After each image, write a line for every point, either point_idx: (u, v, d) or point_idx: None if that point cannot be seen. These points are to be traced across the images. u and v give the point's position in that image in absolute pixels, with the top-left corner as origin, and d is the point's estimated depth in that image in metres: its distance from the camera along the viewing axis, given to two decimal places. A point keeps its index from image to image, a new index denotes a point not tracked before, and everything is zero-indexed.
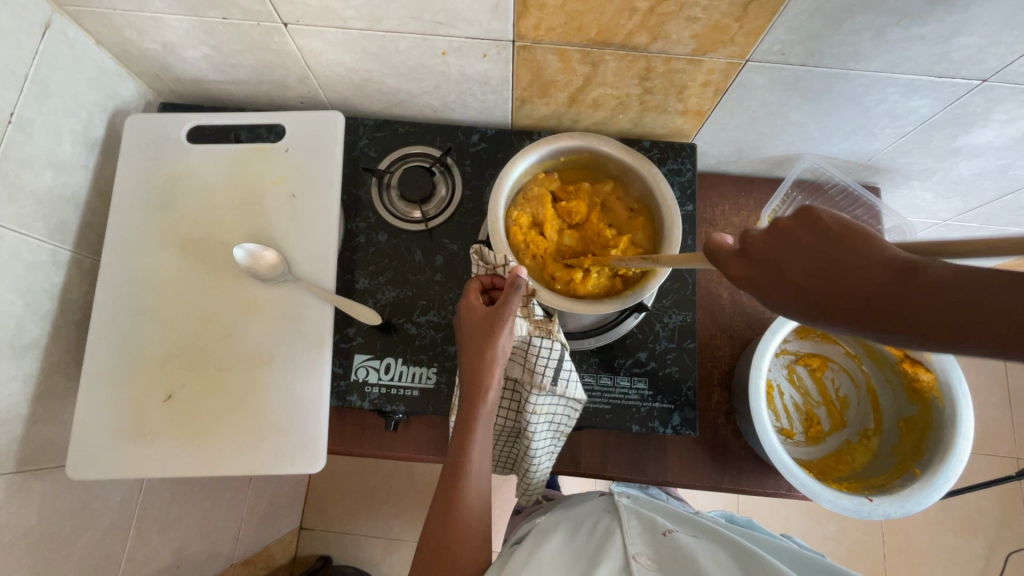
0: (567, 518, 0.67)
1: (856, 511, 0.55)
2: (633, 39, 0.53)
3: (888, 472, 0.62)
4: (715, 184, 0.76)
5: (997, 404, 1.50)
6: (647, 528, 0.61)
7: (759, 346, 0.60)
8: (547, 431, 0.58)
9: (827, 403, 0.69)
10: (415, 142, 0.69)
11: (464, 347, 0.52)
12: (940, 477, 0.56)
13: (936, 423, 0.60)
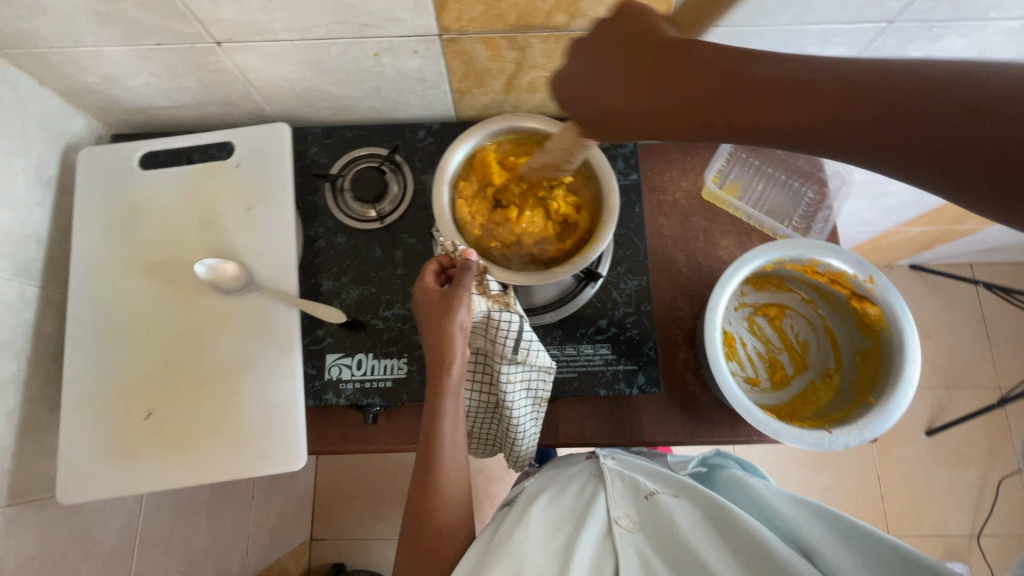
0: (551, 481, 0.64)
1: (818, 445, 0.58)
2: (553, 20, 0.55)
3: (850, 405, 0.65)
4: (661, 153, 0.79)
5: (975, 337, 1.54)
6: (630, 488, 0.59)
7: (712, 299, 0.62)
8: (523, 399, 0.60)
9: (788, 347, 0.72)
10: (363, 144, 0.71)
11: (425, 328, 0.54)
12: (895, 402, 0.59)
13: (888, 352, 0.62)
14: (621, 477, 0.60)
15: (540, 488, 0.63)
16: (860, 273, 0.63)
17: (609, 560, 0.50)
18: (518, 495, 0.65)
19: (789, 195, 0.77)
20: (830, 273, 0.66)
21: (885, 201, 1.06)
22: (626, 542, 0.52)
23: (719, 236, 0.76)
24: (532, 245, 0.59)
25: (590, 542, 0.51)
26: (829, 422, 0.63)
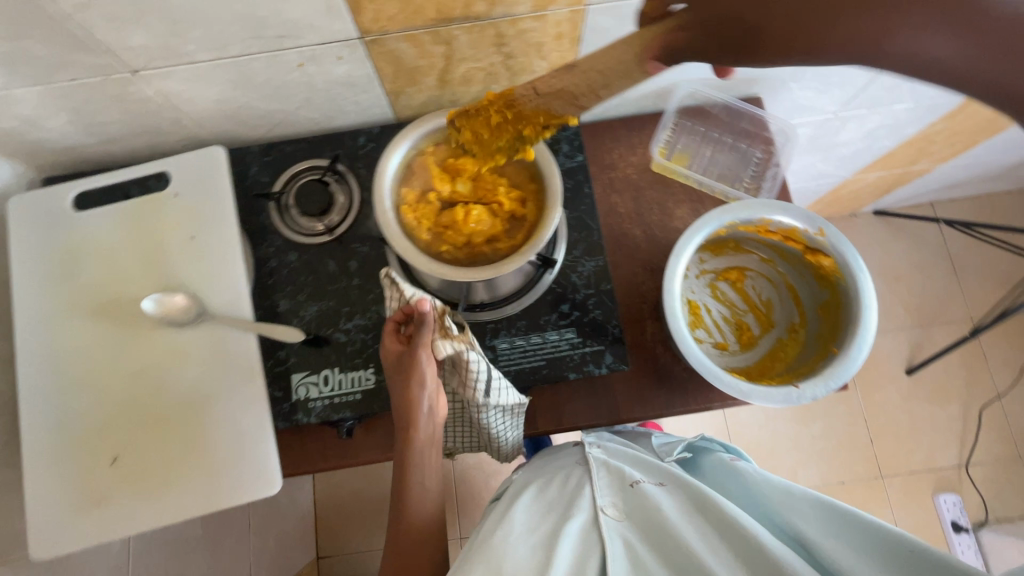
0: (538, 474, 0.69)
1: (787, 401, 0.59)
2: (472, 10, 0.55)
3: (816, 357, 0.66)
4: (607, 131, 0.78)
5: (944, 274, 1.57)
6: (615, 479, 0.64)
7: (668, 270, 0.62)
8: (502, 422, 0.61)
9: (752, 308, 0.73)
10: (304, 157, 0.69)
11: (391, 382, 0.56)
12: (856, 348, 0.60)
13: (846, 301, 0.64)
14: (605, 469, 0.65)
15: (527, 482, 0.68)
16: (810, 227, 0.64)
17: (593, 548, 0.57)
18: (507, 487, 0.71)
19: (736, 157, 0.78)
20: (783, 231, 0.67)
21: (838, 151, 1.08)
22: (610, 530, 0.59)
23: (674, 206, 0.76)
24: (483, 243, 0.58)
25: (574, 534, 0.58)
26: (798, 377, 0.64)
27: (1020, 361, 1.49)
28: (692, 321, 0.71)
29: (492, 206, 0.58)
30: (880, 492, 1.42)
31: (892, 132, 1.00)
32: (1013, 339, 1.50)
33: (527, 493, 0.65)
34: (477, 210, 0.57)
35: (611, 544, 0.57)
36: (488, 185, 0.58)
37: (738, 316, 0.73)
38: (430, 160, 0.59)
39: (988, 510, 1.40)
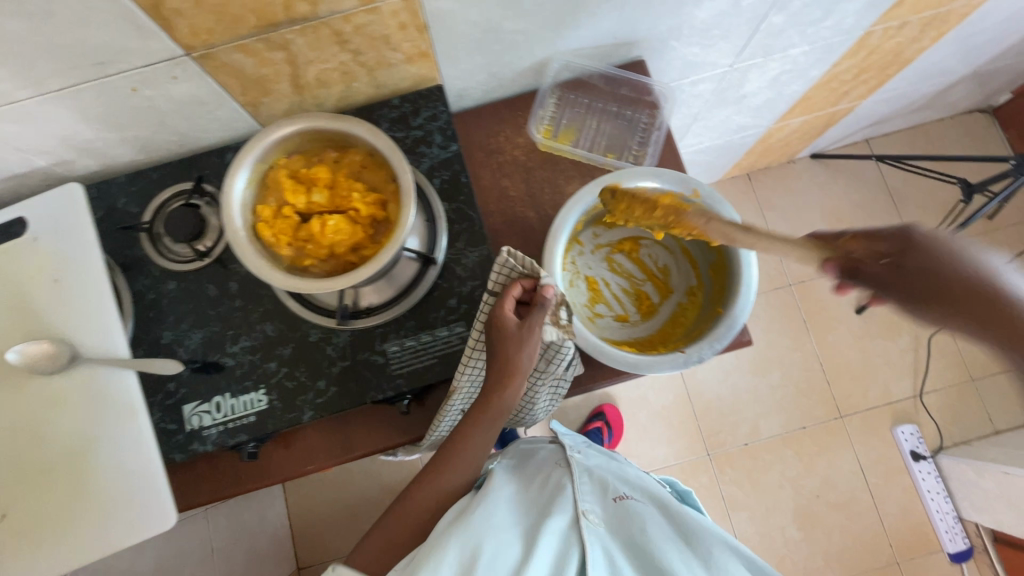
0: (521, 466, 0.77)
1: (670, 365, 0.60)
2: (296, 11, 0.52)
3: (708, 318, 0.67)
4: (492, 114, 0.77)
5: (886, 209, 1.58)
6: (597, 487, 0.72)
7: (546, 253, 0.64)
8: (546, 397, 0.68)
9: (649, 277, 0.74)
10: (173, 182, 0.67)
11: (490, 348, 0.57)
12: (735, 307, 0.62)
13: (727, 259, 0.64)
14: (590, 475, 0.74)
15: (508, 472, 0.75)
16: (681, 191, 0.65)
17: (575, 546, 0.64)
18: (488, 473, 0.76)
19: (622, 125, 0.77)
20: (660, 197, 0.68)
21: (748, 101, 1.06)
22: (591, 533, 0.65)
23: (564, 184, 0.75)
24: (346, 252, 0.57)
25: (561, 532, 0.64)
26: (691, 338, 0.66)
27: None
28: (592, 298, 0.73)
29: (350, 213, 0.56)
30: (840, 431, 1.45)
31: (795, 76, 0.99)
32: None
33: (512, 484, 0.71)
34: (332, 219, 0.56)
35: (591, 544, 0.64)
36: (344, 191, 0.57)
37: (637, 286, 0.74)
38: (283, 172, 0.58)
39: (945, 435, 1.43)
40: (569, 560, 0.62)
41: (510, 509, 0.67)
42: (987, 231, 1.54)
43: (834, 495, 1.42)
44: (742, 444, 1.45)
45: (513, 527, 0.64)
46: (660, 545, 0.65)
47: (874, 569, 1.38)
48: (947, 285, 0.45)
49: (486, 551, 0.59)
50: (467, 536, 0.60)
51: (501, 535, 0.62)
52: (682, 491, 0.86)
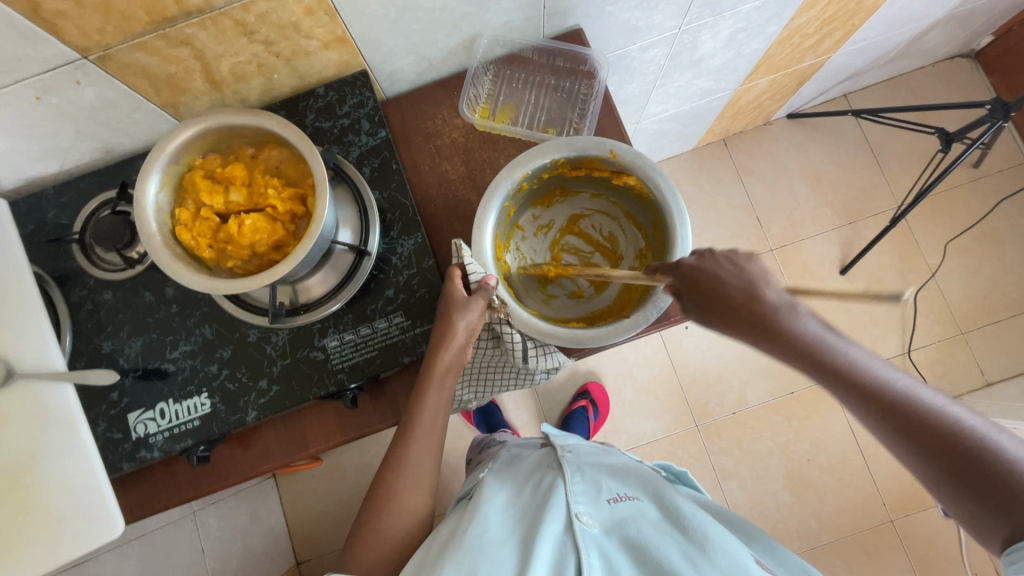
0: (511, 475, 0.73)
1: (616, 333, 0.59)
2: (189, 4, 0.51)
3: (657, 273, 0.66)
4: (427, 96, 0.75)
5: (867, 166, 1.54)
6: (591, 488, 0.67)
7: (477, 244, 0.62)
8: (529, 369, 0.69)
9: (598, 247, 0.74)
10: (102, 190, 0.66)
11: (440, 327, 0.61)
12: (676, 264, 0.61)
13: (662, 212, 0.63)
14: (583, 476, 0.69)
15: (500, 483, 0.71)
16: (602, 153, 0.62)
17: (573, 553, 0.57)
18: (478, 485, 0.72)
19: (562, 98, 0.75)
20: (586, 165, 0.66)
21: (707, 64, 1.03)
22: (587, 537, 0.59)
23: (505, 163, 0.73)
24: (268, 250, 0.56)
25: (556, 538, 0.58)
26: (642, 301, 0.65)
27: (948, 237, 1.49)
28: (543, 282, 0.72)
29: (267, 211, 0.56)
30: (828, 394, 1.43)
31: (751, 34, 0.95)
32: (940, 216, 1.50)
33: (503, 495, 0.67)
34: (249, 219, 0.55)
35: (588, 551, 0.57)
36: (260, 190, 0.56)
37: (587, 260, 0.73)
38: (198, 173, 0.56)
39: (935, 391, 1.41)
40: (568, 569, 0.56)
41: (501, 521, 0.61)
42: (973, 180, 1.50)
43: (825, 458, 1.41)
44: (729, 414, 1.44)
45: (505, 540, 0.58)
46: (662, 543, 0.59)
47: (868, 529, 1.37)
48: (742, 305, 0.56)
49: (480, 571, 0.53)
50: (459, 558, 0.55)
51: (493, 548, 0.56)
52: (677, 472, 0.85)
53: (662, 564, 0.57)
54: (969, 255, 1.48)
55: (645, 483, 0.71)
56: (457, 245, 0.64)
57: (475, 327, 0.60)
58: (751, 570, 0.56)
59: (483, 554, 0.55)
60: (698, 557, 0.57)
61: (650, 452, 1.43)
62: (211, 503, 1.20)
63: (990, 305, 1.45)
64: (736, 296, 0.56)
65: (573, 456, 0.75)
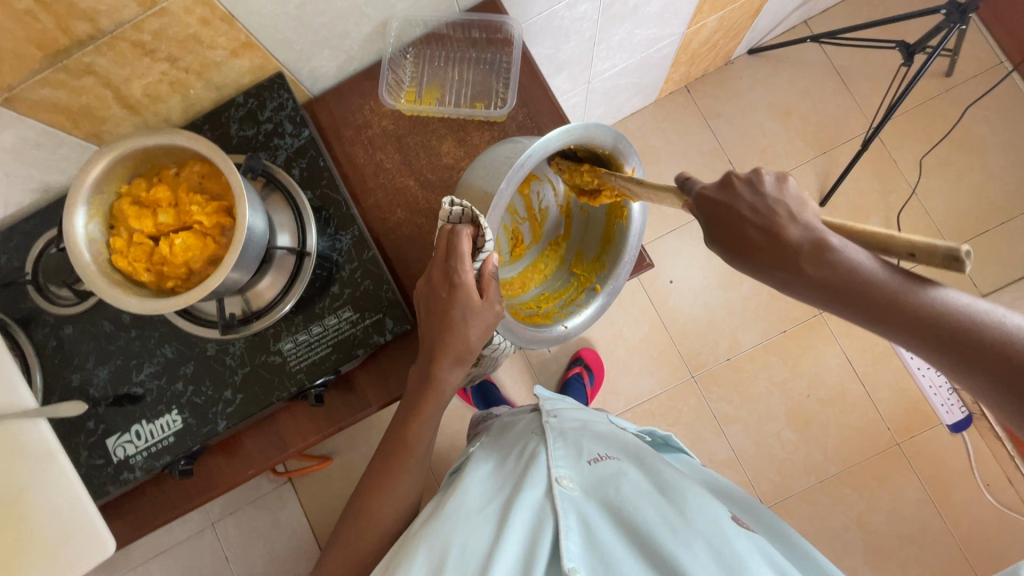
0: (498, 444, 0.70)
1: (559, 340, 0.64)
2: (80, 32, 0.51)
3: (569, 283, 0.74)
4: (351, 88, 0.74)
5: (836, 90, 1.50)
6: (573, 451, 0.64)
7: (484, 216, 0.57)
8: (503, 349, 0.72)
9: (530, 217, 0.75)
10: (47, 230, 0.68)
11: (430, 321, 0.58)
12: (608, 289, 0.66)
13: (615, 239, 0.69)
14: (565, 440, 0.66)
15: (484, 454, 0.68)
16: (627, 163, 0.63)
17: (549, 517, 0.55)
18: (466, 461, 0.70)
19: (485, 71, 0.74)
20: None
21: (645, 12, 1.00)
22: (565, 500, 0.57)
23: (438, 144, 0.73)
24: (204, 267, 0.58)
25: (535, 504, 0.56)
26: (560, 306, 0.71)
27: (925, 152, 1.45)
28: None
29: (196, 228, 0.57)
30: (821, 327, 1.42)
31: None
32: (917, 132, 1.46)
33: (486, 467, 0.64)
34: (179, 237, 0.56)
35: (566, 513, 0.55)
36: (185, 207, 0.57)
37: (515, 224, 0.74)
38: (125, 199, 0.57)
39: None
40: (543, 533, 0.53)
41: (480, 492, 0.59)
42: (947, 90, 1.46)
43: (824, 391, 1.41)
44: (724, 360, 1.43)
45: (483, 512, 0.56)
46: (642, 504, 0.55)
47: (875, 455, 1.37)
48: (743, 228, 0.46)
49: (451, 545, 0.51)
50: (432, 532, 0.53)
51: (469, 524, 0.54)
52: (663, 436, 0.78)
53: (640, 526, 0.53)
54: (950, 167, 1.45)
55: (630, 443, 0.68)
56: (453, 206, 0.56)
57: (483, 327, 0.57)
58: (731, 531, 0.53)
59: (460, 530, 0.53)
60: (678, 518, 0.54)
61: (651, 410, 1.42)
62: (228, 514, 1.24)
63: (976, 215, 1.42)
64: (764, 233, 0.44)
65: (558, 420, 0.71)
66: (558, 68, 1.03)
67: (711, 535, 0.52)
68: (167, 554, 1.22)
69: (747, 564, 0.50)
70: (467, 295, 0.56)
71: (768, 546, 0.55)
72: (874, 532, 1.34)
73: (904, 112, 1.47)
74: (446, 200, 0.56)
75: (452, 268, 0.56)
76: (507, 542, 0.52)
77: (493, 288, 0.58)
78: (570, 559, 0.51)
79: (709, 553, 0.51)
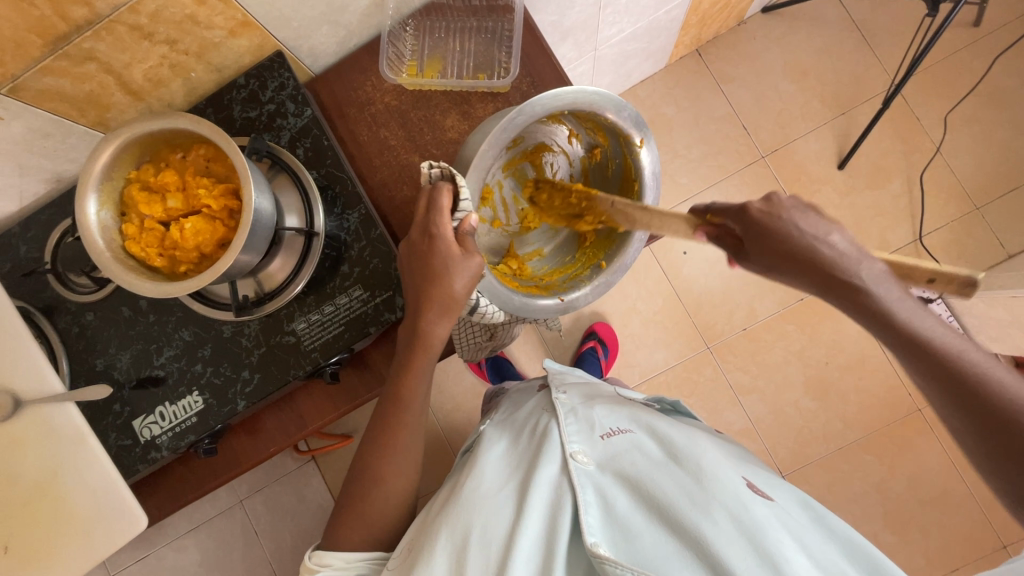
0: (509, 421, 0.71)
1: (558, 310, 0.65)
2: (78, 17, 0.51)
3: (581, 259, 0.74)
4: (352, 65, 0.73)
5: (857, 46, 1.44)
6: (585, 426, 0.64)
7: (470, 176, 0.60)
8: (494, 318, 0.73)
9: None
10: (62, 220, 0.69)
11: (412, 275, 0.59)
12: (616, 266, 0.67)
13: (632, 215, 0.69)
14: (577, 415, 0.66)
15: (497, 432, 0.69)
16: (632, 132, 0.65)
17: (567, 494, 0.56)
18: (479, 439, 0.71)
19: (487, 40, 0.72)
20: (613, 132, 0.68)
21: None
22: (581, 476, 0.57)
23: (442, 118, 0.72)
24: (215, 250, 0.59)
25: (551, 481, 0.57)
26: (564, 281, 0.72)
27: (951, 108, 1.39)
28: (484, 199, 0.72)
29: (205, 212, 0.58)
30: None
31: None
32: (942, 87, 1.40)
33: (501, 446, 0.65)
34: (190, 221, 0.57)
35: (583, 489, 0.56)
36: (194, 192, 0.58)
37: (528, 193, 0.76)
38: (134, 185, 0.58)
39: None
40: (562, 510, 0.54)
41: (495, 471, 0.60)
42: (974, 40, 1.39)
43: (843, 358, 1.38)
44: (740, 330, 1.41)
45: (502, 492, 0.57)
46: (660, 475, 0.56)
47: (895, 421, 1.35)
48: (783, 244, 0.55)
49: (472, 527, 0.53)
50: (454, 520, 0.55)
51: (489, 506, 0.55)
52: (671, 403, 0.79)
53: (656, 495, 0.54)
54: (979, 124, 1.39)
55: (642, 414, 0.67)
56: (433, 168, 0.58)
57: (468, 278, 0.58)
58: (749, 498, 0.53)
59: (481, 512, 0.55)
60: (695, 487, 0.54)
61: (666, 381, 1.41)
62: (255, 492, 1.28)
63: (1005, 172, 1.37)
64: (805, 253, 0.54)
65: (568, 395, 0.71)
66: (563, 36, 1.00)
67: (730, 501, 0.52)
68: (199, 530, 1.26)
69: (767, 531, 0.50)
70: (446, 244, 0.57)
71: (786, 514, 0.55)
72: (894, 498, 1.34)
73: (928, 67, 1.40)
74: (425, 162, 0.58)
75: (430, 221, 0.57)
76: (526, 523, 0.53)
77: (471, 241, 0.59)
78: (591, 535, 0.52)
79: (729, 519, 0.51)
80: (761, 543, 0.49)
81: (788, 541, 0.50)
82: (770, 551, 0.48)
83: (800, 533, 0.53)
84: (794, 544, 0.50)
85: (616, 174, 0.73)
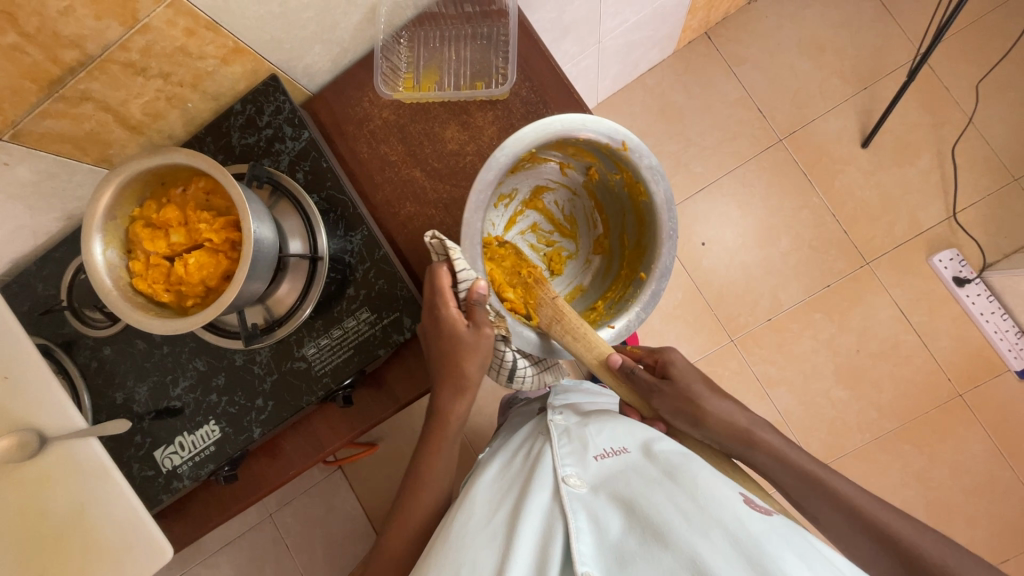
0: (506, 446, 0.73)
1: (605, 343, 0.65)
2: (71, 58, 0.51)
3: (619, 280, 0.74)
4: (348, 81, 0.72)
5: (878, 16, 1.37)
6: (578, 446, 0.65)
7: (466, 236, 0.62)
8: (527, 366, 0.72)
9: (558, 229, 0.79)
10: (75, 256, 0.70)
11: (430, 345, 0.62)
12: (655, 272, 0.65)
13: (649, 217, 0.67)
14: (570, 437, 0.66)
15: (495, 458, 0.71)
16: (610, 140, 0.62)
17: (558, 521, 0.54)
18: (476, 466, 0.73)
19: (483, 46, 0.70)
20: (593, 148, 0.66)
21: None
22: (573, 501, 0.57)
23: (442, 130, 0.70)
24: (220, 284, 0.59)
25: (542, 510, 0.56)
26: (610, 305, 0.72)
27: (983, 75, 1.32)
28: None
29: (206, 246, 0.58)
30: (872, 278, 1.33)
31: None
32: (971, 53, 1.32)
33: (494, 475, 0.66)
34: (193, 257, 0.57)
35: (575, 514, 0.55)
36: (195, 226, 0.58)
37: (546, 239, 0.79)
38: (136, 224, 0.58)
39: (987, 250, 1.30)
40: (553, 538, 0.53)
41: (489, 503, 0.61)
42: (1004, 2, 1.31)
43: (876, 345, 1.32)
44: (765, 321, 1.35)
45: (493, 522, 0.57)
46: (653, 495, 0.53)
47: (935, 409, 1.30)
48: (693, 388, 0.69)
49: (463, 564, 0.53)
50: (447, 556, 0.55)
51: (481, 541, 0.55)
52: None
53: (650, 517, 0.51)
54: (1013, 90, 1.31)
55: (635, 430, 0.66)
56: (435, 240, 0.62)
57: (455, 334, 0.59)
58: (748, 516, 0.50)
59: (472, 543, 0.55)
60: (690, 506, 0.51)
61: None
62: (284, 504, 1.30)
63: None
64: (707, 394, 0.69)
65: (564, 417, 0.72)
66: (564, 32, 0.97)
67: (728, 522, 0.49)
68: (232, 544, 1.29)
69: (766, 548, 0.46)
70: (454, 322, 0.60)
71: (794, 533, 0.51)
72: (936, 488, 1.28)
73: (955, 33, 1.33)
74: (427, 235, 0.62)
75: (434, 304, 0.60)
76: (516, 557, 0.51)
77: (479, 311, 0.62)
78: (583, 562, 0.50)
79: (727, 543, 0.47)
80: (762, 564, 0.45)
81: (791, 558, 0.46)
82: (770, 570, 0.44)
83: (811, 549, 0.48)
84: (797, 561, 0.46)
85: (619, 184, 0.70)
